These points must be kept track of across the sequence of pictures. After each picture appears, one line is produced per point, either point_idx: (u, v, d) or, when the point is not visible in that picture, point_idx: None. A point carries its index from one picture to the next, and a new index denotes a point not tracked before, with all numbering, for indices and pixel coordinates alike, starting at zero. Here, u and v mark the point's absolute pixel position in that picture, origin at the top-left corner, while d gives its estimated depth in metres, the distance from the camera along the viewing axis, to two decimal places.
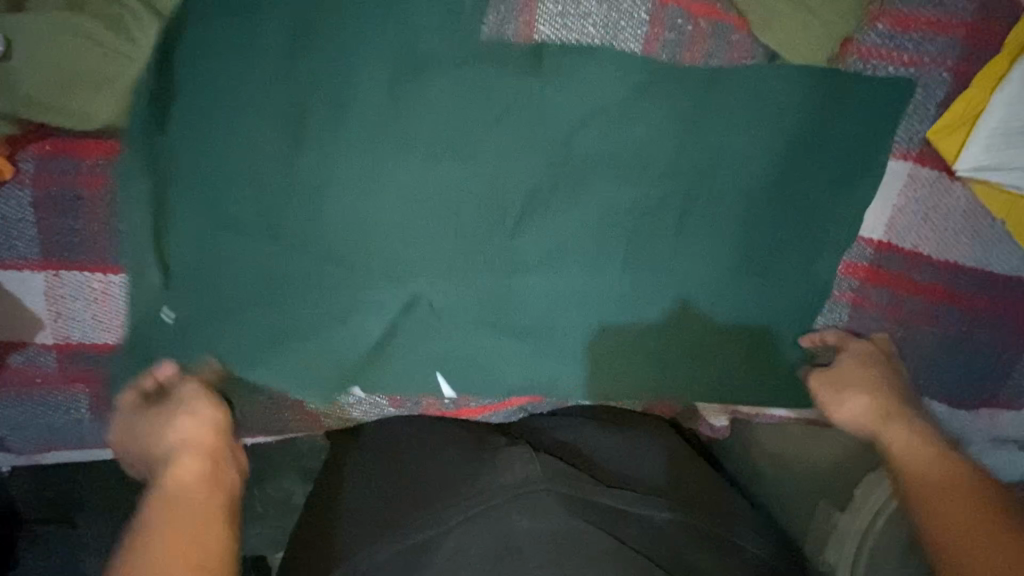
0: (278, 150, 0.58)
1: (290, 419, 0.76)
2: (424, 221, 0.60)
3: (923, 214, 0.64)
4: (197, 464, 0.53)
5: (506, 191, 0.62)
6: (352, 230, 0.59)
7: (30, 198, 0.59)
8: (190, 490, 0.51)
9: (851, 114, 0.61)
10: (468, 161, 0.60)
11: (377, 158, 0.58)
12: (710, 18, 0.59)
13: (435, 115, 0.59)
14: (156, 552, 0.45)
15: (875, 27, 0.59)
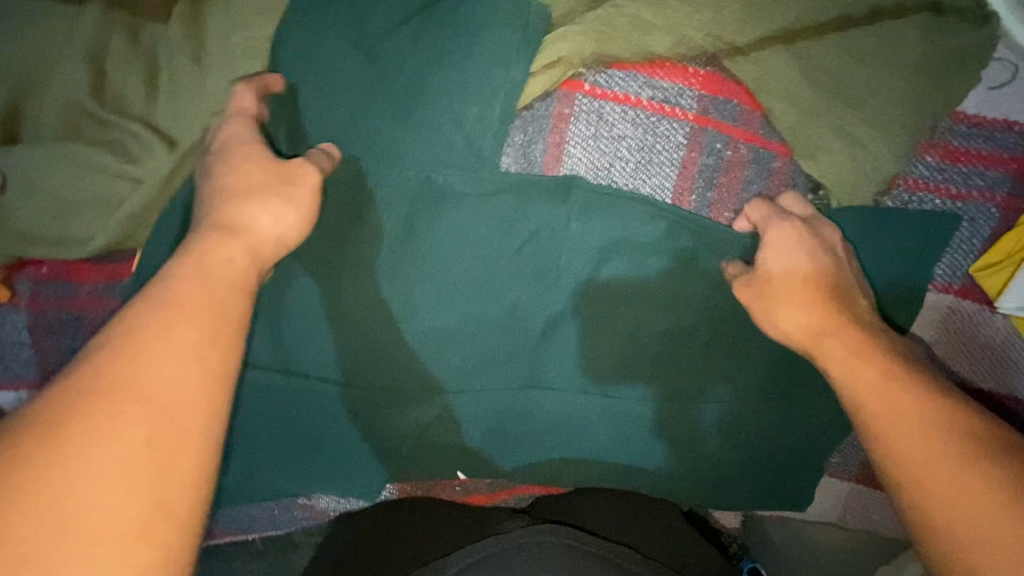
0: (297, 274, 0.58)
1: (297, 517, 0.73)
2: (442, 334, 0.61)
3: (961, 346, 0.61)
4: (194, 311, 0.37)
5: (521, 309, 0.61)
6: (370, 349, 0.61)
7: (26, 320, 0.56)
8: (189, 308, 0.37)
9: (901, 249, 0.57)
10: (486, 279, 0.59)
11: (391, 293, 0.59)
12: (748, 145, 0.56)
13: (454, 235, 0.57)
14: (141, 347, 0.34)
15: (922, 161, 0.56)
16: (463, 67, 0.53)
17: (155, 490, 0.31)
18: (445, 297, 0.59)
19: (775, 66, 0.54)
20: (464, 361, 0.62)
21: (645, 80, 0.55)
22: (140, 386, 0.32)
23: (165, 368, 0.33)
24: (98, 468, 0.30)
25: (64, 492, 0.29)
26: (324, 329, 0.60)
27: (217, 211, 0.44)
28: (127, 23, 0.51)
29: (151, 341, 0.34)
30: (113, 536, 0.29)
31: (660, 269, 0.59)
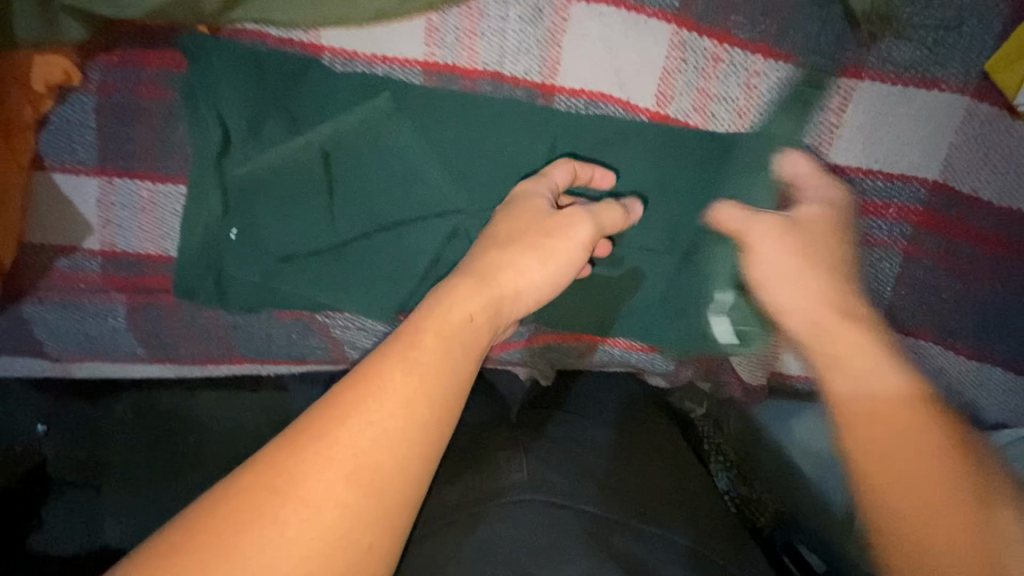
0: (324, 79, 0.62)
1: (313, 346, 0.71)
2: (460, 158, 0.64)
3: (981, 154, 0.61)
4: (446, 361, 0.40)
5: (540, 135, 0.63)
6: (390, 167, 0.64)
7: (94, 103, 0.63)
8: (424, 360, 0.39)
9: (901, 49, 0.59)
10: (504, 103, 0.63)
11: (414, 110, 0.63)
12: None
13: (474, 53, 0.63)
14: (353, 400, 0.37)
15: None
16: None
17: (386, 481, 0.36)
18: (465, 119, 0.63)
19: None
20: (479, 187, 0.64)
21: None
22: (348, 454, 0.35)
23: (396, 412, 0.37)
24: (342, 458, 0.35)
25: (294, 509, 0.33)
26: (346, 147, 0.63)
27: (482, 285, 0.46)
28: None
29: (375, 403, 0.37)
30: (333, 508, 0.34)
31: (663, 78, 0.62)
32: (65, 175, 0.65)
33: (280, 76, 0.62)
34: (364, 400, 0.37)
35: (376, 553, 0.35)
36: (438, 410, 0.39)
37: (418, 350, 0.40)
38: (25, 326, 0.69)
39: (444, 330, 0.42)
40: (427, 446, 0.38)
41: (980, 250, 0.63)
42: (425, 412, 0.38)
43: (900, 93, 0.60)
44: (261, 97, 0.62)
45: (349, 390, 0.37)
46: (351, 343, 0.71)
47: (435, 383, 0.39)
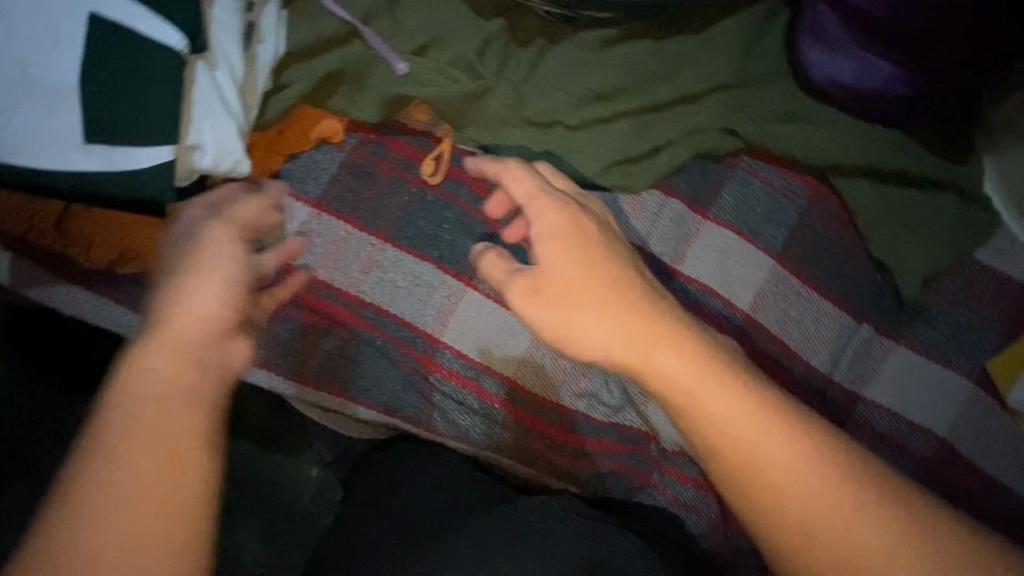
0: (557, 83, 0.84)
1: (422, 414, 0.81)
2: (638, 87, 0.86)
3: (977, 429, 0.78)
4: (176, 404, 0.47)
5: (679, 61, 0.87)
6: (603, 71, 0.85)
7: (340, 158, 0.80)
8: (167, 427, 0.46)
9: (932, 331, 0.80)
10: (662, 68, 0.87)
11: (602, 79, 0.85)
12: (838, 230, 0.83)
13: (628, 85, 0.86)
14: (129, 451, 0.45)
15: (953, 280, 0.81)
16: (678, 118, 0.85)
17: (172, 492, 0.44)
18: (634, 76, 0.86)
19: (863, 187, 0.82)
20: (656, 69, 0.86)
21: (777, 173, 0.85)
22: (120, 500, 0.43)
23: (154, 476, 0.44)
24: (101, 504, 0.43)
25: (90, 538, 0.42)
26: (575, 69, 0.85)
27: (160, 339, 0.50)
28: (505, 22, 0.84)
29: (142, 456, 0.45)
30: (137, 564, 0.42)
31: (758, 291, 0.82)
32: (288, 197, 0.79)
33: (515, 71, 0.83)
34: (99, 482, 0.43)
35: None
36: (189, 438, 0.47)
37: (121, 448, 0.45)
38: None
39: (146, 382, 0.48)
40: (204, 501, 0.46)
41: (975, 508, 0.77)
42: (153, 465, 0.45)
43: (934, 361, 0.79)
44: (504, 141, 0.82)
45: (113, 448, 0.44)
46: (446, 421, 0.81)
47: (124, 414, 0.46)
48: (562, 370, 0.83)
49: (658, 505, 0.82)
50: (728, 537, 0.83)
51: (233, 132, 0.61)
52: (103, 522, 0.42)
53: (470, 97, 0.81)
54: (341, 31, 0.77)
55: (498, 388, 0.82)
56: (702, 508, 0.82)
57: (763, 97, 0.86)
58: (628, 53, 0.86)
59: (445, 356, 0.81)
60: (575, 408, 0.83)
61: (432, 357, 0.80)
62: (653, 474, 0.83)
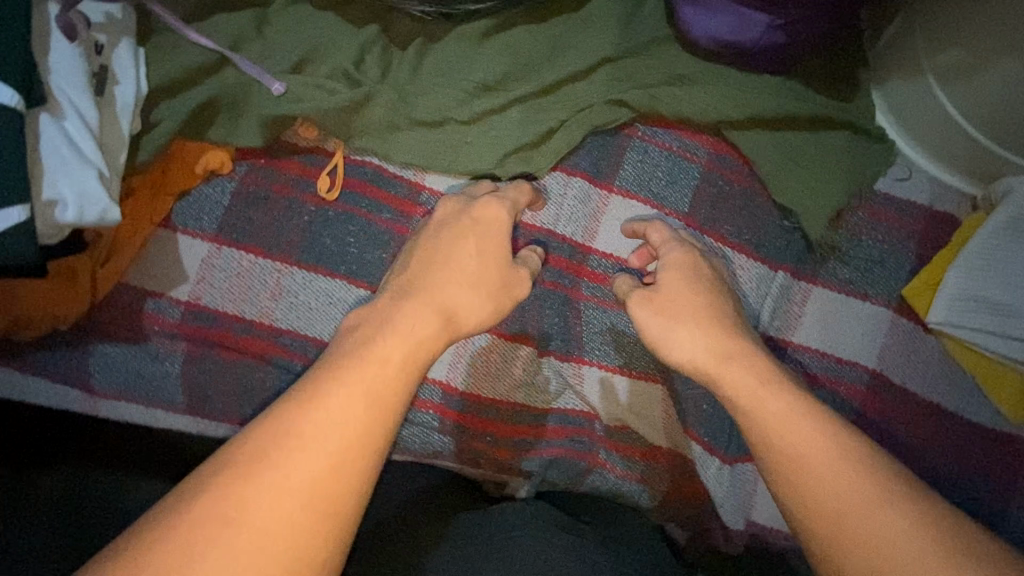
0: (443, 81, 0.84)
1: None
2: (525, 74, 0.86)
3: (905, 354, 0.79)
4: (335, 412, 0.48)
5: (563, 41, 0.87)
6: (488, 62, 0.85)
7: (231, 187, 0.78)
8: (354, 414, 0.48)
9: (846, 266, 0.81)
10: (546, 51, 0.87)
11: (487, 70, 0.85)
12: (742, 182, 0.83)
13: (516, 73, 0.86)
14: (279, 452, 0.45)
15: (861, 213, 0.82)
16: (568, 97, 0.85)
17: (279, 498, 0.43)
18: (521, 63, 0.86)
19: (757, 137, 0.83)
20: (540, 53, 0.87)
21: (675, 136, 0.85)
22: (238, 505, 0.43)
23: (319, 443, 0.46)
24: (290, 465, 0.45)
25: (229, 525, 0.42)
26: (458, 66, 0.85)
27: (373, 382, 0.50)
28: (381, 28, 0.84)
29: (294, 459, 0.45)
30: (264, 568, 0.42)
31: None
32: (182, 235, 0.77)
33: (399, 75, 0.83)
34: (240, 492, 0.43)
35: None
36: (363, 445, 0.47)
37: (303, 432, 0.46)
38: (84, 358, 0.74)
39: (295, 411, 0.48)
40: (342, 490, 0.45)
41: (914, 433, 0.78)
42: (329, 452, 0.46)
43: (853, 295, 0.80)
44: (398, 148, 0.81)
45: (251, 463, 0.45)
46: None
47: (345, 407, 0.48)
48: (493, 364, 0.82)
49: (609, 484, 0.81)
50: (684, 506, 0.82)
51: (93, 175, 0.59)
52: (280, 500, 0.43)
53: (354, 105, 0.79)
54: (209, 61, 0.76)
55: (431, 393, 0.81)
56: (654, 481, 0.81)
57: (649, 65, 0.87)
58: (510, 41, 0.87)
59: None
60: (513, 402, 0.82)
61: None
62: (601, 456, 0.81)
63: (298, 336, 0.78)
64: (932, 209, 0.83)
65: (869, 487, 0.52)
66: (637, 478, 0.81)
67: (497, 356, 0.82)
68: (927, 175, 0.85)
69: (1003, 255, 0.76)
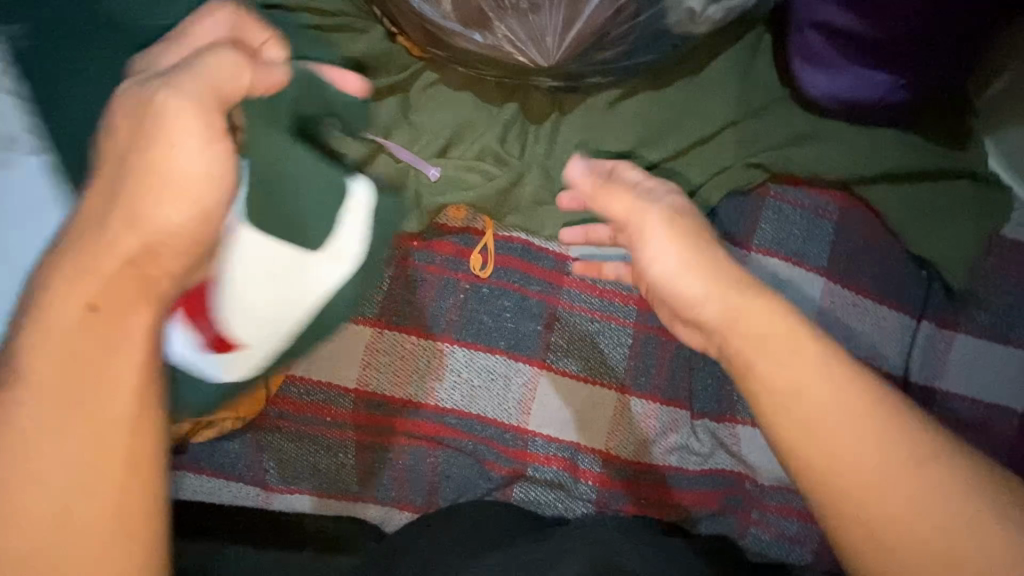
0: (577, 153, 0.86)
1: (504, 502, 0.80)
2: (653, 140, 0.89)
3: None
4: (118, 379, 0.39)
5: (684, 105, 0.90)
6: (618, 132, 0.88)
7: (391, 272, 0.81)
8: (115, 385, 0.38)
9: (983, 312, 0.84)
10: (669, 116, 0.89)
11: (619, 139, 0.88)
12: (873, 235, 0.87)
13: (642, 139, 0.89)
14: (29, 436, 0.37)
15: (989, 259, 0.85)
16: (699, 161, 0.88)
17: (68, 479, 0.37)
18: (647, 129, 0.89)
19: (884, 192, 0.86)
20: (665, 119, 0.89)
21: (803, 194, 0.89)
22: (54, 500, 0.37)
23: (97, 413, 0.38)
24: (35, 438, 0.37)
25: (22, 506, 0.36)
26: (590, 136, 0.87)
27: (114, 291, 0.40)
28: (517, 106, 0.86)
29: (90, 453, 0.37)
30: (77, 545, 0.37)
31: (816, 312, 0.84)
32: None
33: (535, 151, 0.85)
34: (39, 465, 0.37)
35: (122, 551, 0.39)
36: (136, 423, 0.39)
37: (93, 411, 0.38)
38: (258, 453, 0.75)
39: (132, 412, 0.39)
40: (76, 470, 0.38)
41: None
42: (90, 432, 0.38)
43: (992, 338, 0.83)
44: (541, 221, 0.84)
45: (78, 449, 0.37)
46: (526, 500, 0.81)
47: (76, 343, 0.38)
48: (652, 429, 0.83)
49: (764, 542, 0.82)
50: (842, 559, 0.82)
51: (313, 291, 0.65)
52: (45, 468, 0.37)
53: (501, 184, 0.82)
54: (367, 152, 0.78)
55: (592, 462, 0.81)
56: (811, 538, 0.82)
57: (771, 124, 0.89)
58: (637, 110, 0.89)
59: (535, 445, 0.80)
60: (670, 466, 0.82)
61: (520, 449, 0.80)
62: (757, 516, 0.82)
63: (464, 414, 0.79)
64: None
65: (909, 478, 0.43)
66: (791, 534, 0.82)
67: (654, 421, 0.83)
68: None
69: None
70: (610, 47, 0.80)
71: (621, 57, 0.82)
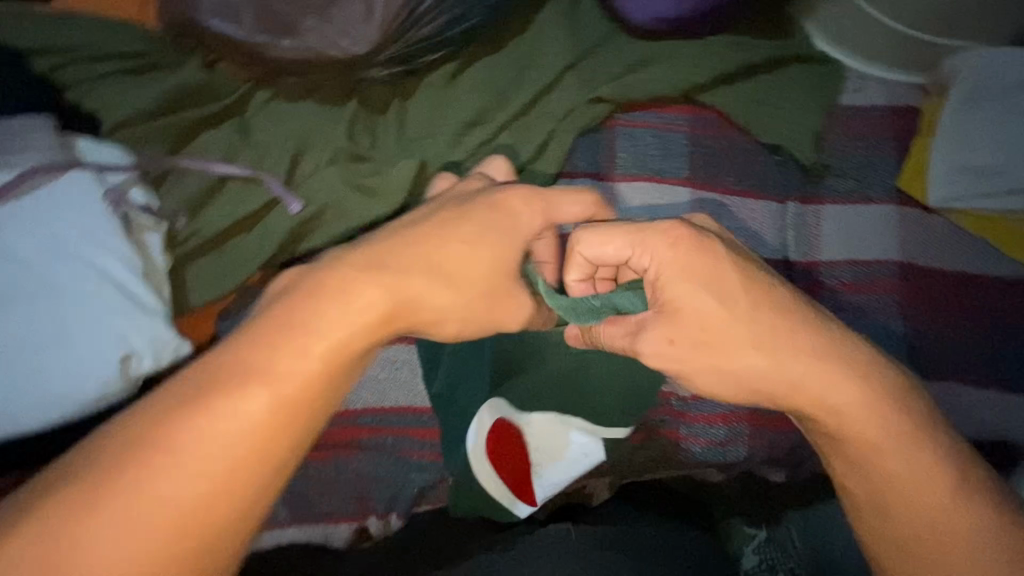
0: (429, 130, 0.87)
1: (441, 488, 0.78)
2: (500, 100, 0.90)
3: (922, 239, 0.86)
4: (327, 336, 0.44)
5: (523, 61, 0.92)
6: (464, 102, 0.89)
7: None
8: (319, 345, 0.43)
9: (842, 178, 0.88)
10: (509, 74, 0.91)
11: (467, 108, 0.89)
12: (727, 135, 0.90)
13: (489, 102, 0.90)
14: (203, 388, 0.41)
15: (836, 131, 0.90)
16: (547, 108, 0.90)
17: (253, 450, 0.40)
18: (492, 92, 0.91)
19: (725, 93, 0.90)
20: (508, 76, 0.91)
21: (653, 114, 0.92)
22: (207, 454, 0.39)
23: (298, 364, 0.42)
24: (228, 402, 0.40)
25: (173, 451, 0.39)
26: (437, 111, 0.88)
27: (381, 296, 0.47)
28: (358, 99, 0.86)
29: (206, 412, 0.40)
30: (246, 490, 0.40)
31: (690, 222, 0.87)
32: None
33: (386, 139, 0.86)
34: (191, 418, 0.39)
35: (252, 514, 0.41)
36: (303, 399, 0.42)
37: (270, 354, 0.42)
38: None
39: (298, 368, 0.42)
40: (251, 450, 0.40)
41: (955, 304, 0.84)
42: (298, 379, 0.42)
43: (858, 198, 0.87)
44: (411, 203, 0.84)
45: (222, 390, 0.41)
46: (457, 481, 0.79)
47: (337, 358, 0.43)
48: None
49: (696, 454, 0.85)
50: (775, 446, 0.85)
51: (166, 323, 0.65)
52: (211, 434, 0.39)
53: (356, 177, 0.82)
54: (209, 181, 0.78)
55: None
56: (740, 435, 0.85)
57: (609, 59, 0.92)
58: (477, 76, 0.90)
59: None
60: None
61: None
62: (683, 431, 0.85)
63: (377, 411, 0.78)
64: (892, 107, 0.91)
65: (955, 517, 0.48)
66: (717, 439, 0.85)
67: None
68: (879, 80, 0.93)
69: (971, 124, 0.84)
70: (426, 22, 0.81)
71: (442, 29, 0.83)
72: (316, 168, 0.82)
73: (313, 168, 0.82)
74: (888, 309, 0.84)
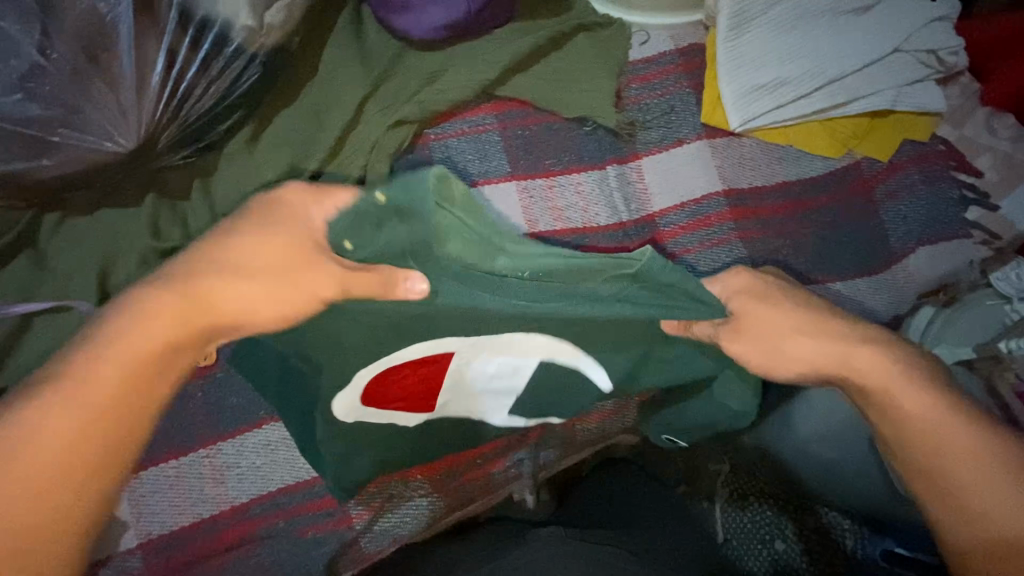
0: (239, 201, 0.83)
1: (353, 550, 0.78)
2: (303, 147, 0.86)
3: (736, 164, 0.91)
4: (158, 333, 0.49)
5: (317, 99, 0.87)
6: (268, 162, 0.85)
7: None
8: (146, 343, 0.48)
9: (649, 131, 0.92)
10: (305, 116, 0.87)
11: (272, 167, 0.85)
12: (533, 123, 0.93)
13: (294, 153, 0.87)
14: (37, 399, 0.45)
15: (631, 88, 0.94)
16: (354, 143, 0.87)
17: (97, 435, 0.46)
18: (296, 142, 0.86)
19: (521, 82, 0.91)
20: (307, 121, 0.87)
21: (461, 120, 0.93)
22: (39, 445, 0.44)
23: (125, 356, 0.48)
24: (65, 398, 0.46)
25: (10, 451, 0.44)
26: (243, 180, 0.84)
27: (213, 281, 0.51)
28: (154, 193, 0.82)
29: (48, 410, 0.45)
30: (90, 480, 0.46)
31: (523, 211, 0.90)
32: None
33: (195, 222, 0.83)
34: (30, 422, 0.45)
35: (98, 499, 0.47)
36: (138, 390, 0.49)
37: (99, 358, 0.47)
38: None
39: (126, 365, 0.48)
40: (99, 437, 0.46)
41: (779, 214, 0.91)
42: (121, 378, 0.48)
43: (668, 146, 0.92)
44: None
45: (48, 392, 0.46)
46: (373, 533, 0.80)
47: (133, 367, 0.48)
48: None
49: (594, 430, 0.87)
50: None
51: None
52: (45, 431, 0.45)
53: None
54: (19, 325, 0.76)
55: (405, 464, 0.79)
56: None
57: (402, 75, 0.89)
58: (275, 134, 0.85)
59: None
60: None
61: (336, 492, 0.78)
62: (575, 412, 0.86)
63: (263, 499, 0.76)
64: (679, 49, 0.95)
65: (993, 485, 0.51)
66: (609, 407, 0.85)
67: None
68: (661, 28, 0.96)
69: (747, 46, 0.89)
70: (198, 96, 0.78)
71: (216, 98, 0.79)
72: (132, 278, 0.79)
73: (126, 278, 0.79)
74: (723, 238, 0.89)
